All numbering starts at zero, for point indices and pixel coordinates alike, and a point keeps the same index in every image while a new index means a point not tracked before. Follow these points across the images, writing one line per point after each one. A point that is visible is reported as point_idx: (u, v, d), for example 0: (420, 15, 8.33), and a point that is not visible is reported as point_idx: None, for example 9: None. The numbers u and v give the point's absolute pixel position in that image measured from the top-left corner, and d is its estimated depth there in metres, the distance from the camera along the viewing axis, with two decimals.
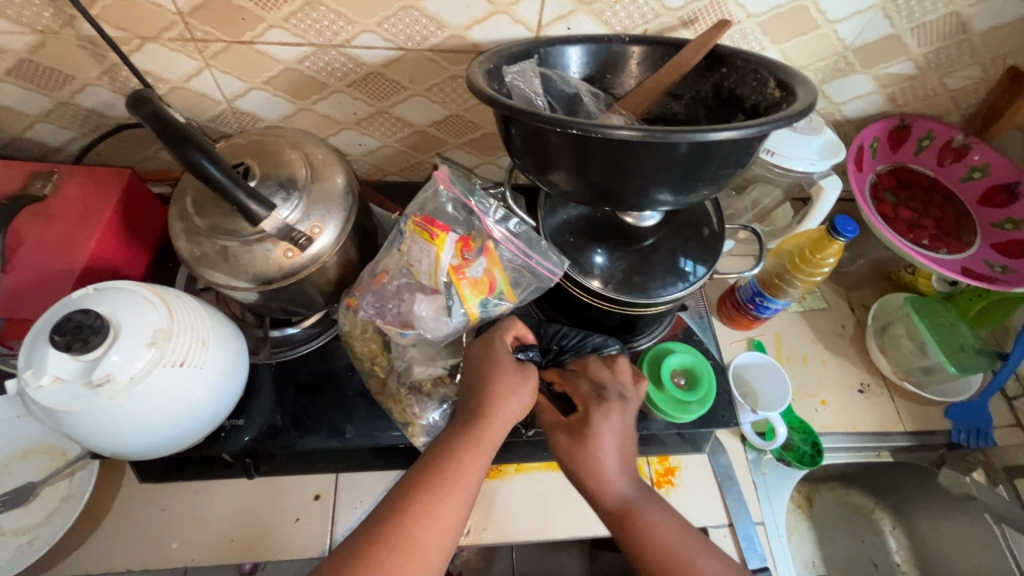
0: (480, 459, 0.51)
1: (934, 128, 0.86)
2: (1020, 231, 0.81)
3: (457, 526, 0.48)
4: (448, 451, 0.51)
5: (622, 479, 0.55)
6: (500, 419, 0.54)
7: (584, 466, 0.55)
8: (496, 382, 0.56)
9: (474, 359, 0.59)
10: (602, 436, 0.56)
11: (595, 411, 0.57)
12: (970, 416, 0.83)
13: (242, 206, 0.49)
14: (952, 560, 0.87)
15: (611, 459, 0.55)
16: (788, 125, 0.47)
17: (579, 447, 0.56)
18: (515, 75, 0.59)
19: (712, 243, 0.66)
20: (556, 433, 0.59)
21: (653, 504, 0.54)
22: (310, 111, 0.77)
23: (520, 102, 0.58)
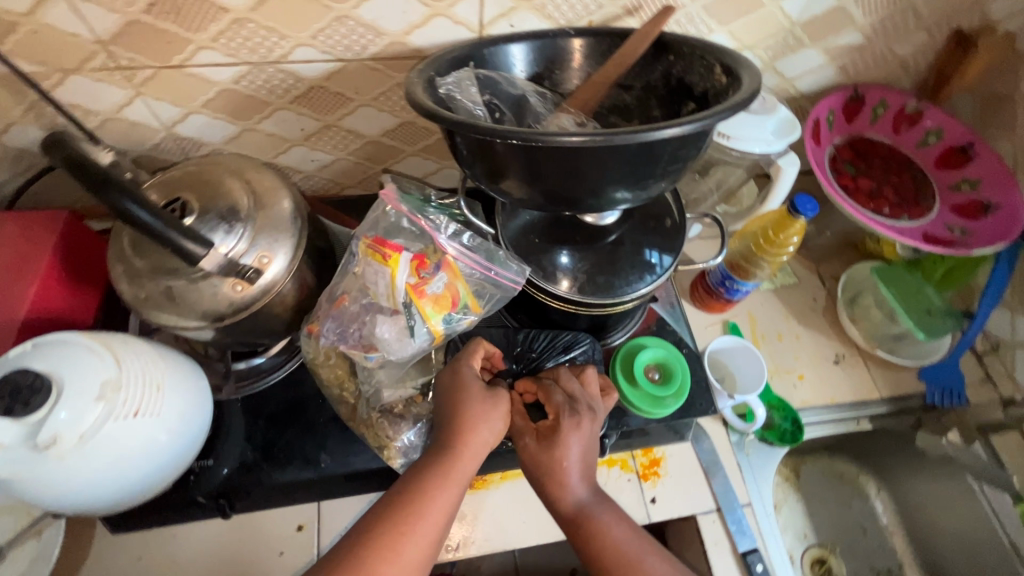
0: (450, 488, 0.51)
1: (887, 96, 0.85)
2: (977, 192, 0.81)
3: (423, 555, 0.48)
4: (418, 480, 0.50)
5: (580, 486, 0.56)
6: (469, 447, 0.53)
7: (563, 475, 0.55)
8: (467, 409, 0.55)
9: (445, 387, 0.58)
10: (569, 445, 0.56)
11: (564, 420, 0.57)
12: (944, 376, 0.84)
13: (177, 246, 0.47)
14: (934, 518, 0.90)
15: (573, 466, 0.56)
16: (732, 115, 0.46)
17: (545, 454, 0.56)
18: (450, 86, 0.57)
19: (676, 233, 0.65)
20: (522, 439, 0.58)
21: (606, 508, 0.56)
22: (255, 131, 0.74)
23: (460, 114, 0.56)
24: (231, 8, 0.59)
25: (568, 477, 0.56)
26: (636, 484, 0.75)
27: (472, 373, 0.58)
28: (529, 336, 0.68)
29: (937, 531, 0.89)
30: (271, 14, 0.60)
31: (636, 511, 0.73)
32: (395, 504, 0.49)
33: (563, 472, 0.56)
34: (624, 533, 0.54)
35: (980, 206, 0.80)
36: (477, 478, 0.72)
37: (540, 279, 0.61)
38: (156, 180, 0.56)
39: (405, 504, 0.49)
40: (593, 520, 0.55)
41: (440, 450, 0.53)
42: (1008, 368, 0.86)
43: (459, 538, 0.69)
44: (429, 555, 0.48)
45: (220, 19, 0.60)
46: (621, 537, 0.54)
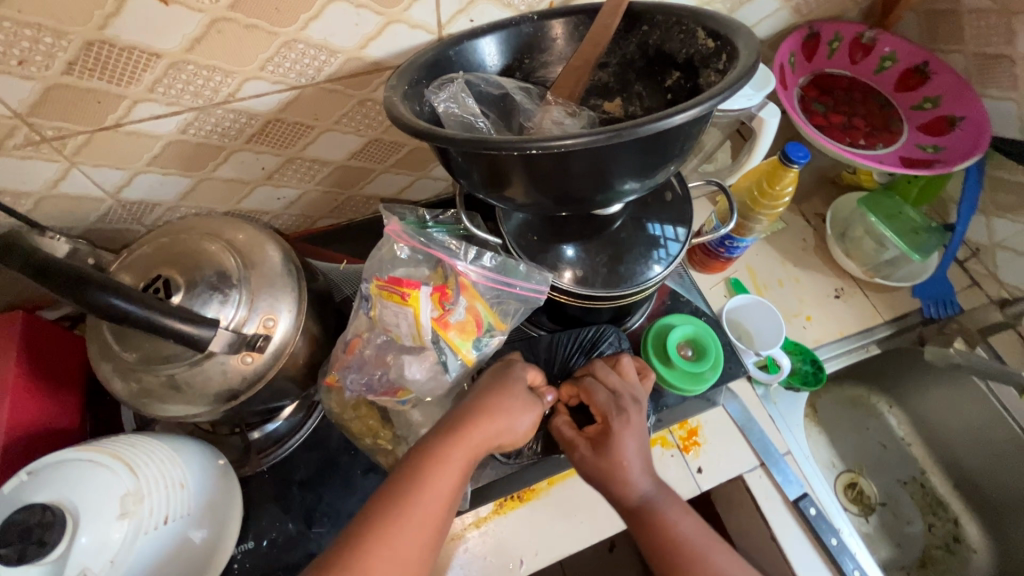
0: (449, 477, 0.47)
1: (840, 29, 0.86)
2: (940, 108, 0.84)
3: (413, 548, 0.44)
4: (414, 468, 0.47)
5: (643, 478, 0.55)
6: (477, 436, 0.50)
7: (625, 476, 0.54)
8: (486, 401, 0.52)
9: (484, 384, 0.55)
10: (626, 446, 0.55)
11: (615, 422, 0.56)
12: (936, 289, 0.87)
13: (177, 334, 0.42)
14: (947, 422, 0.94)
15: (633, 463, 0.55)
16: (744, 85, 0.44)
17: (605, 460, 0.55)
18: (447, 102, 0.54)
19: (681, 205, 0.64)
20: (575, 449, 0.57)
21: (671, 503, 0.55)
22: (212, 179, 0.68)
23: (462, 130, 0.53)
24: (164, 52, 0.52)
25: (629, 474, 0.54)
26: (680, 458, 0.73)
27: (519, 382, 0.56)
28: (555, 341, 0.67)
29: (950, 434, 0.94)
30: (212, 51, 0.54)
31: (686, 485, 0.71)
32: (384, 496, 0.45)
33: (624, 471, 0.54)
34: (691, 529, 0.53)
35: (947, 121, 0.83)
36: (525, 488, 0.70)
37: (562, 277, 0.59)
38: (126, 260, 0.50)
39: (397, 494, 0.45)
40: (657, 515, 0.54)
41: (440, 433, 0.50)
42: (990, 269, 0.90)
43: (520, 553, 0.67)
44: (422, 549, 0.44)
45: (154, 66, 0.53)
46: (689, 531, 0.53)
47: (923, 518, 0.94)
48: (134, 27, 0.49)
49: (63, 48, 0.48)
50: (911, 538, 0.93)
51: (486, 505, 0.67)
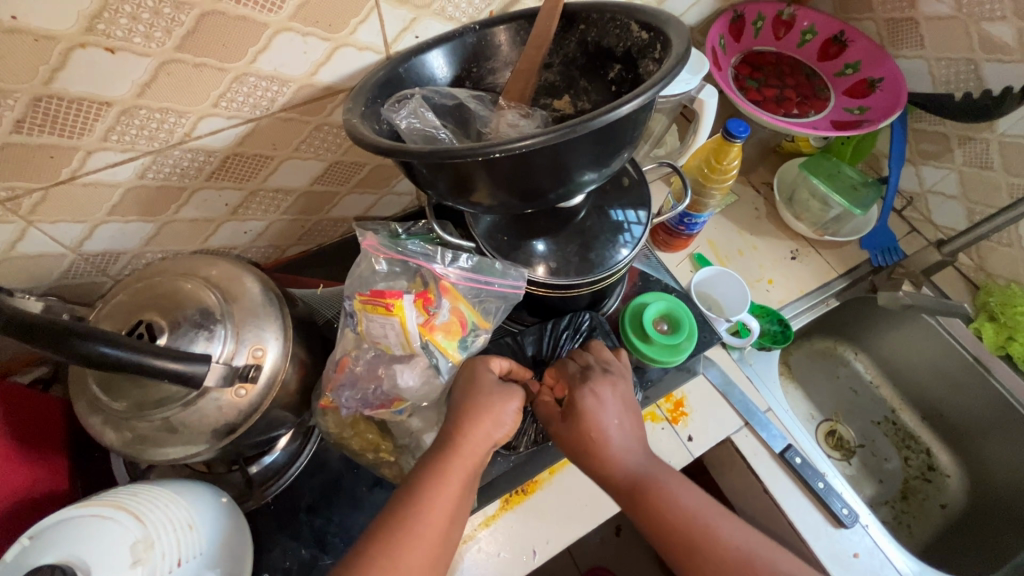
0: (448, 489, 0.49)
1: (761, 9, 0.92)
2: (861, 72, 0.90)
3: (420, 564, 0.46)
4: (413, 486, 0.49)
5: (628, 453, 0.58)
6: (470, 443, 0.51)
7: (606, 448, 0.58)
8: (473, 404, 0.53)
9: (467, 380, 0.56)
10: (596, 414, 0.58)
11: (581, 394, 0.59)
12: (881, 239, 0.95)
13: (168, 372, 0.42)
14: (908, 360, 1.01)
15: (613, 434, 0.58)
16: (680, 71, 0.48)
17: (576, 428, 0.58)
18: (409, 118, 0.56)
19: (638, 189, 0.68)
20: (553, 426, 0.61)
21: (668, 477, 0.58)
22: (175, 221, 0.68)
23: (428, 144, 0.55)
24: (114, 100, 0.52)
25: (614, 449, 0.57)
26: (671, 430, 0.76)
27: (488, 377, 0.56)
28: (544, 335, 0.70)
29: (912, 371, 1.01)
30: (164, 94, 0.54)
31: (680, 455, 0.74)
32: (391, 518, 0.47)
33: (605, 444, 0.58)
34: (693, 503, 0.55)
35: (868, 84, 0.89)
36: (528, 481, 0.72)
37: (538, 271, 0.61)
38: (104, 310, 0.50)
39: (397, 515, 0.47)
40: (653, 490, 0.56)
41: (441, 446, 0.52)
42: (925, 214, 0.97)
43: (533, 544, 0.69)
44: (427, 563, 0.47)
45: (105, 115, 0.53)
46: (691, 504, 0.55)
47: (899, 453, 1.01)
48: (82, 78, 0.49)
49: (10, 107, 0.48)
50: (892, 474, 0.99)
51: (493, 502, 0.69)
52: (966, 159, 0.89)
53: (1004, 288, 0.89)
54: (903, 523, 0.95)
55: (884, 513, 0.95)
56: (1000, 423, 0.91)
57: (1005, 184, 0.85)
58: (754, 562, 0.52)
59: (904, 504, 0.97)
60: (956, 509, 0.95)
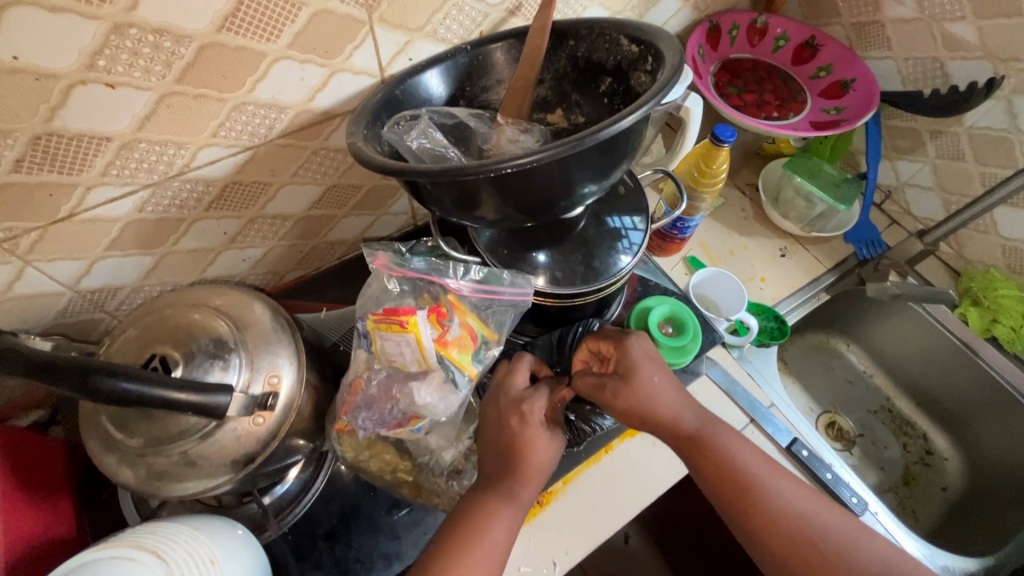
0: (500, 531, 0.52)
1: (735, 19, 0.96)
2: (834, 74, 0.94)
3: None
4: (461, 521, 0.53)
5: (687, 412, 0.61)
6: (521, 484, 0.54)
7: (664, 407, 0.60)
8: (517, 442, 0.56)
9: (499, 412, 0.58)
10: (652, 373, 0.61)
11: (630, 340, 0.63)
12: (863, 232, 0.98)
13: (186, 405, 0.42)
14: (898, 348, 1.03)
15: (672, 394, 0.61)
16: (676, 83, 0.49)
17: (636, 386, 0.60)
18: (419, 139, 0.57)
19: (633, 196, 0.69)
20: (605, 390, 0.61)
21: (725, 433, 0.61)
22: (174, 253, 0.67)
23: (437, 163, 0.56)
24: (115, 134, 0.52)
25: (671, 402, 0.61)
26: None
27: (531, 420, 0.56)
28: (553, 343, 0.72)
29: (904, 357, 1.03)
30: (163, 126, 0.54)
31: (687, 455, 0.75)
32: (444, 550, 0.51)
33: (659, 397, 0.60)
34: (749, 458, 0.60)
35: (842, 85, 0.93)
36: (543, 493, 0.71)
37: (540, 282, 0.63)
38: (113, 347, 0.50)
39: (449, 546, 0.51)
40: (712, 442, 0.60)
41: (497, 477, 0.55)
42: (904, 206, 1.01)
43: (553, 556, 0.68)
44: None
45: (105, 150, 0.53)
46: (747, 459, 0.60)
47: (897, 440, 1.03)
48: (83, 115, 0.49)
49: (10, 146, 0.48)
50: (892, 460, 1.02)
51: None
52: (939, 152, 0.93)
53: (985, 273, 0.93)
54: (908, 508, 0.97)
55: (890, 501, 0.97)
56: (996, 405, 0.93)
57: (977, 173, 0.89)
58: (802, 516, 0.57)
59: (907, 490, 0.99)
60: (956, 492, 0.97)
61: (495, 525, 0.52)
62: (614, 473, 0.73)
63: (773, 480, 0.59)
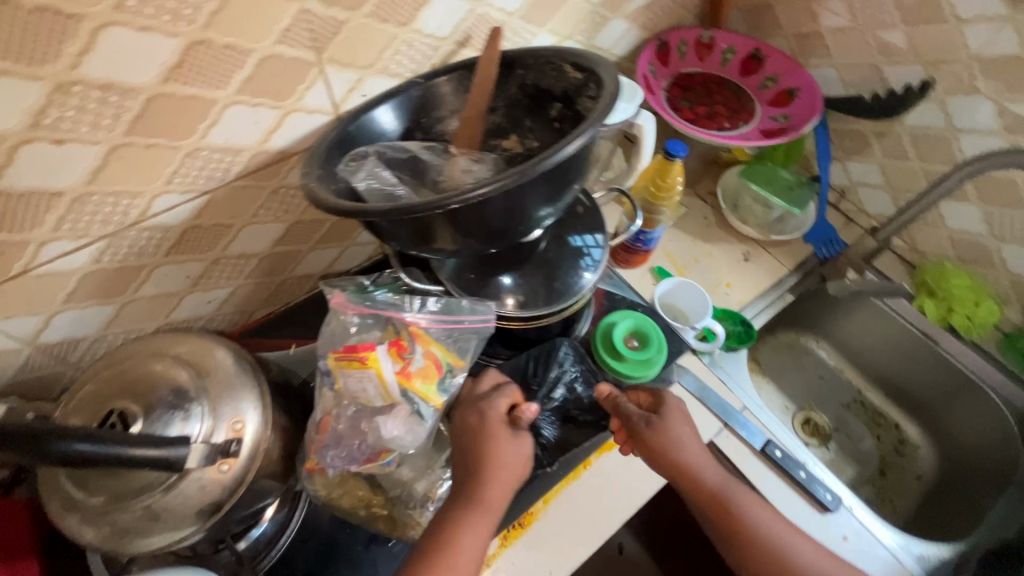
0: (467, 547, 0.52)
1: (683, 35, 0.99)
2: (780, 83, 0.98)
3: None
4: (431, 545, 0.53)
5: (711, 471, 0.67)
6: (491, 499, 0.55)
7: (691, 467, 0.66)
8: (485, 453, 0.56)
9: (470, 429, 0.59)
10: (679, 430, 0.68)
11: (668, 393, 0.72)
12: (823, 232, 1.00)
13: (145, 460, 0.42)
14: (865, 343, 1.06)
15: (695, 456, 0.67)
16: (613, 110, 0.52)
17: (668, 440, 0.67)
18: (366, 180, 0.58)
19: (592, 215, 0.71)
20: (641, 420, 0.68)
21: (742, 492, 0.67)
22: (136, 300, 0.67)
23: (385, 201, 0.56)
24: (65, 190, 0.52)
25: (699, 460, 0.67)
26: None
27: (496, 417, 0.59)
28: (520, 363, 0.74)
29: (872, 354, 1.06)
30: (115, 178, 0.54)
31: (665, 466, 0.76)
32: None
33: (686, 453, 0.66)
34: (766, 518, 0.66)
35: (787, 93, 0.98)
36: (524, 514, 0.71)
37: (508, 305, 0.64)
38: (71, 403, 0.49)
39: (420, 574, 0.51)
40: (733, 502, 0.66)
41: (467, 495, 0.55)
42: (858, 205, 1.05)
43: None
44: None
45: (56, 205, 0.53)
46: (764, 519, 0.65)
47: (871, 432, 1.06)
48: (30, 173, 0.49)
49: None
50: (867, 453, 1.04)
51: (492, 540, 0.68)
52: (885, 152, 0.96)
53: (938, 265, 0.96)
54: (885, 500, 0.99)
55: (866, 492, 0.99)
56: (959, 394, 0.96)
57: (921, 171, 0.93)
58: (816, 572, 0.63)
59: (883, 481, 1.01)
60: (931, 478, 1.00)
61: (463, 550, 0.52)
62: (594, 488, 0.74)
63: (790, 540, 0.65)
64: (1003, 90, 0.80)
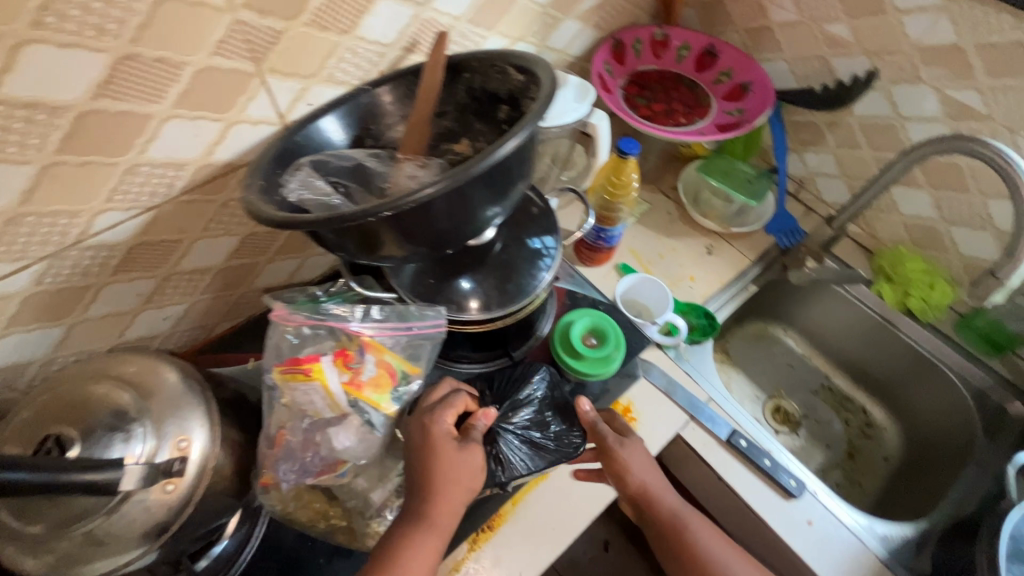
0: (417, 563, 0.52)
1: (637, 34, 1.00)
2: (734, 78, 1.00)
3: None
4: (385, 558, 0.53)
5: (670, 495, 0.70)
6: (440, 518, 0.54)
7: (652, 492, 0.69)
8: (431, 470, 0.55)
9: (417, 444, 0.56)
10: (643, 456, 0.70)
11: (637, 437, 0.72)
12: (782, 223, 1.01)
13: (80, 484, 0.41)
14: (828, 329, 1.08)
15: (654, 482, 0.70)
16: (548, 110, 0.52)
17: (625, 464, 0.69)
18: (297, 190, 0.56)
19: (546, 216, 0.71)
20: (608, 444, 0.70)
21: (695, 518, 0.70)
22: (85, 321, 0.66)
23: (320, 211, 0.55)
24: None
25: (658, 486, 0.70)
26: None
27: (444, 431, 0.57)
28: (491, 375, 0.75)
29: (837, 340, 1.08)
30: (50, 197, 0.53)
31: None
32: None
33: (642, 476, 0.69)
34: (717, 546, 0.69)
35: (741, 87, 0.99)
36: (492, 516, 0.71)
37: (472, 308, 0.64)
38: (8, 431, 0.48)
39: None
40: (685, 527, 0.69)
41: (419, 508, 0.54)
42: (816, 194, 1.07)
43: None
44: None
45: None
46: (712, 547, 0.68)
47: (839, 416, 1.08)
48: None
49: None
50: (836, 437, 1.06)
51: (459, 545, 0.68)
52: (838, 141, 0.98)
53: (893, 250, 0.99)
54: (854, 482, 1.00)
55: (836, 476, 1.01)
56: (920, 375, 0.99)
57: (873, 159, 0.95)
58: None
59: (852, 464, 1.02)
60: (898, 460, 1.02)
61: (416, 563, 0.52)
62: (563, 486, 0.74)
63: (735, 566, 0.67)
64: (944, 77, 0.82)
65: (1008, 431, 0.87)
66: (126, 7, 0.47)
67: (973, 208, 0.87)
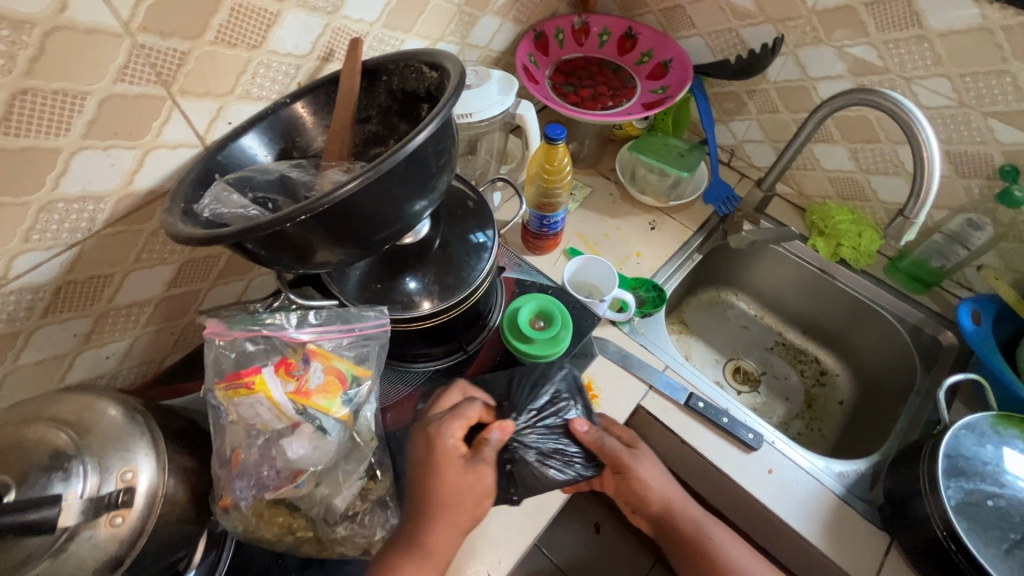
0: None
1: (557, 24, 1.03)
2: (655, 57, 1.03)
3: None
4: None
5: (693, 505, 0.71)
6: (438, 545, 0.57)
7: (675, 502, 0.70)
8: (431, 496, 0.58)
9: (421, 457, 0.61)
10: (660, 471, 0.70)
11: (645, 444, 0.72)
12: (719, 191, 1.05)
13: (19, 526, 0.40)
14: (773, 287, 1.13)
15: (674, 494, 0.70)
16: (456, 101, 0.54)
17: (643, 480, 0.68)
18: (211, 205, 0.55)
19: (482, 209, 0.73)
20: (624, 457, 0.68)
21: (719, 528, 0.71)
22: (19, 369, 0.64)
23: (237, 223, 0.54)
24: None
25: (679, 497, 0.70)
26: None
27: (453, 445, 0.61)
28: (507, 377, 0.75)
29: (784, 297, 1.13)
30: None
31: None
32: None
33: (657, 488, 0.69)
34: (738, 552, 0.69)
35: (663, 66, 1.02)
36: None
37: (423, 306, 0.65)
38: None
39: None
40: (709, 539, 0.69)
41: (414, 527, 0.58)
42: (748, 160, 1.11)
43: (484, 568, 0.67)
44: None
45: None
46: (736, 554, 0.69)
47: (795, 368, 1.12)
48: None
49: None
50: (794, 389, 1.10)
51: None
52: (759, 108, 1.03)
53: (823, 205, 1.04)
54: (815, 429, 1.05)
55: (797, 426, 1.05)
56: (859, 319, 1.04)
57: (792, 121, 1.00)
58: None
59: (811, 412, 1.07)
60: (852, 403, 1.07)
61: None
62: None
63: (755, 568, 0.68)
64: (843, 37, 0.87)
65: (942, 361, 0.93)
66: (13, 40, 0.46)
67: (887, 156, 0.93)
